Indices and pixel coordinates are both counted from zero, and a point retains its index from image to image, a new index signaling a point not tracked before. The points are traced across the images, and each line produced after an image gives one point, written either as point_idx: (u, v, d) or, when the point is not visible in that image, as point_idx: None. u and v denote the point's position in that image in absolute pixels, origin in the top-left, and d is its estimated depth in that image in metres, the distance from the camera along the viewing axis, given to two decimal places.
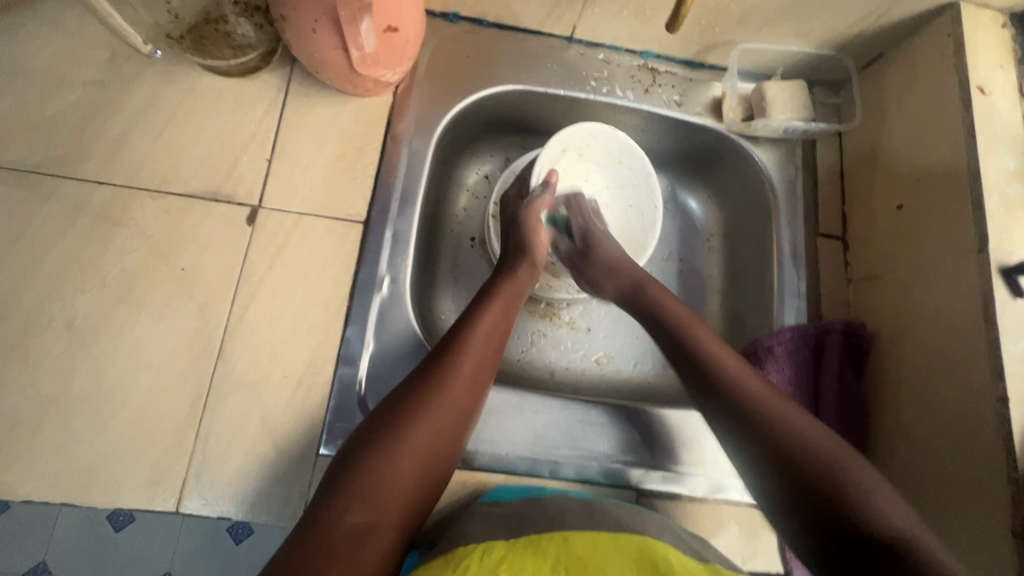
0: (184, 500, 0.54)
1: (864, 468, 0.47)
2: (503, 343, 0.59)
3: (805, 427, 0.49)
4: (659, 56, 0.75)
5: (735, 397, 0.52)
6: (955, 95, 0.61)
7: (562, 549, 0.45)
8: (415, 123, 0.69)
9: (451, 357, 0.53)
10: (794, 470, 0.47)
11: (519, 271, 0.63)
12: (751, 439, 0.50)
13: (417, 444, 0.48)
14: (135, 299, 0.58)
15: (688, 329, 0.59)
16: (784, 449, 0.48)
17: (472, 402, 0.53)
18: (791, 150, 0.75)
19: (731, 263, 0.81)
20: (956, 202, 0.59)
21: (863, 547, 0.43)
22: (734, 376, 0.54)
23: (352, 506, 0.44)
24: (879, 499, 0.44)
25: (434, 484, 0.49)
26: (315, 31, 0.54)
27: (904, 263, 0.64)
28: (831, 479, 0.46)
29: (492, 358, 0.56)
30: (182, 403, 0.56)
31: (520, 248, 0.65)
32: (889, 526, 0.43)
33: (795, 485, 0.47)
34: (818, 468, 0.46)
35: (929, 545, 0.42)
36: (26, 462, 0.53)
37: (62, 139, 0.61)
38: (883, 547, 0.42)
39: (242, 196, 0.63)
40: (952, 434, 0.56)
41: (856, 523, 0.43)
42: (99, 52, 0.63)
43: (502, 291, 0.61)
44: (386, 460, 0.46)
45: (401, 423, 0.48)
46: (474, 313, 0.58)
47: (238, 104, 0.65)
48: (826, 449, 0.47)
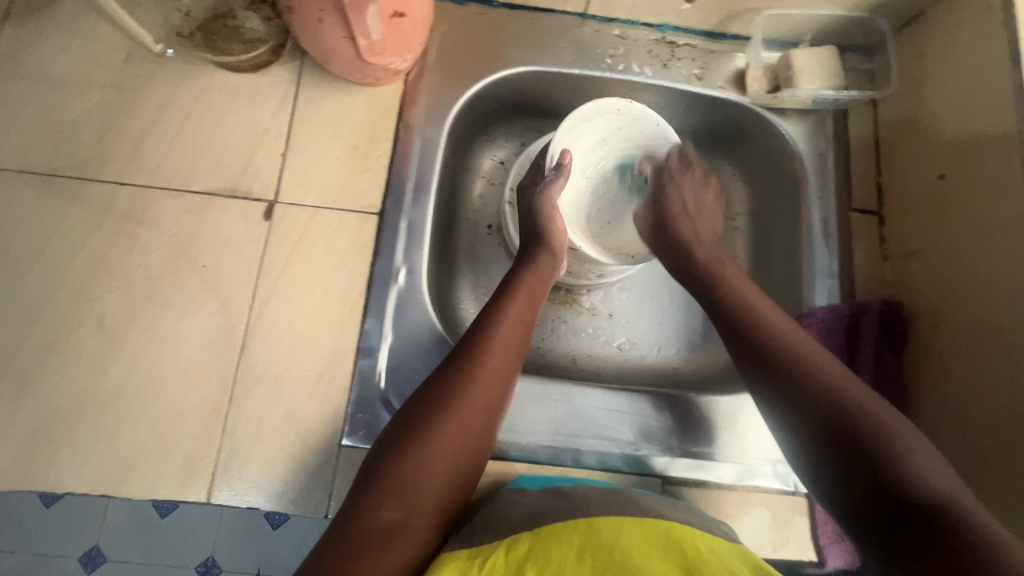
0: (214, 491, 0.56)
1: (909, 429, 0.46)
2: (528, 334, 0.57)
3: (847, 386, 0.49)
4: (678, 28, 0.72)
5: (784, 360, 0.51)
6: (1003, 53, 0.56)
7: (586, 539, 0.45)
8: (427, 110, 0.68)
9: (478, 350, 0.52)
10: (831, 429, 0.47)
11: (540, 260, 0.62)
12: (788, 398, 0.50)
13: (445, 438, 0.47)
14: (160, 296, 0.59)
15: (726, 289, 0.59)
16: (824, 408, 0.48)
17: (500, 393, 0.52)
18: (821, 121, 0.71)
19: (758, 243, 0.77)
20: (1006, 169, 0.54)
21: (895, 504, 0.43)
22: (783, 338, 0.53)
23: (384, 503, 0.44)
24: (921, 462, 0.44)
25: (468, 479, 0.49)
26: (321, 20, 0.53)
27: (947, 237, 0.60)
28: (868, 436, 0.45)
29: (518, 350, 0.55)
30: (209, 397, 0.58)
31: (540, 237, 0.63)
32: (929, 489, 0.42)
33: (832, 443, 0.47)
34: (848, 426, 0.46)
35: (976, 511, 0.41)
36: (67, 455, 0.55)
37: (85, 142, 0.62)
38: (916, 505, 0.42)
39: (258, 191, 0.63)
40: (1003, 415, 0.52)
41: (890, 482, 0.43)
42: (116, 53, 0.64)
43: (526, 282, 0.60)
44: (414, 456, 0.46)
45: (429, 417, 0.48)
46: (501, 304, 0.57)
47: (251, 99, 0.65)
48: (867, 409, 0.47)
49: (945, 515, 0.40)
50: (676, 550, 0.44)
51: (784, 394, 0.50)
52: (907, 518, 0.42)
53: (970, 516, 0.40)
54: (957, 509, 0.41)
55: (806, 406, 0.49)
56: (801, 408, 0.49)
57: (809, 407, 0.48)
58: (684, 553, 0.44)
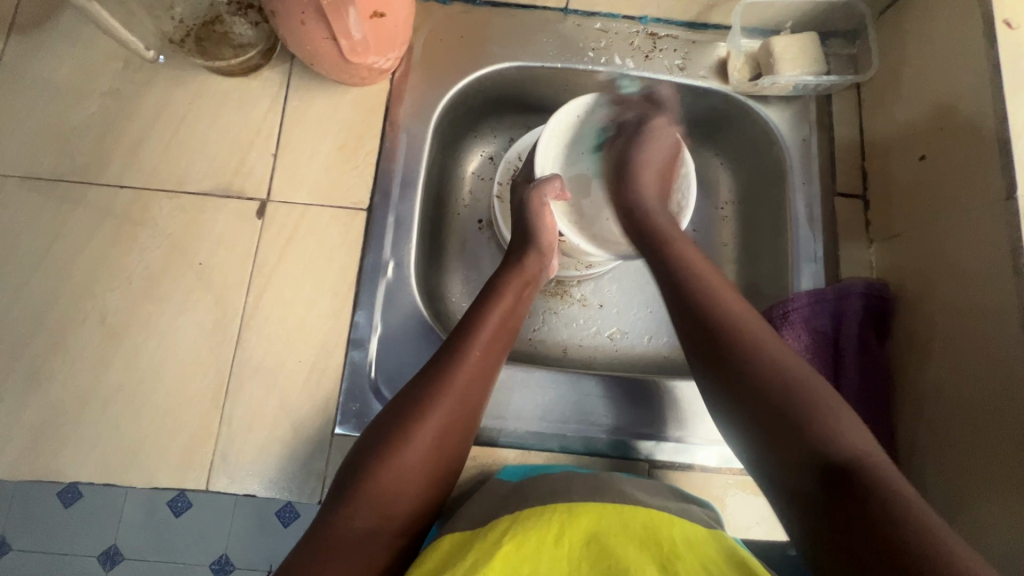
0: (212, 479, 0.58)
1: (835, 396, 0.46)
2: (510, 338, 0.58)
3: (780, 352, 0.49)
4: (659, 20, 0.73)
5: (719, 326, 0.51)
6: (978, 32, 0.56)
7: (564, 522, 0.46)
8: (412, 108, 0.69)
9: (457, 358, 0.52)
10: (762, 392, 0.47)
11: (526, 264, 0.62)
12: (723, 365, 0.49)
13: (419, 447, 0.48)
14: (159, 293, 0.62)
15: (672, 248, 0.58)
16: (762, 373, 0.47)
17: (477, 399, 0.52)
18: (804, 107, 0.72)
19: (746, 231, 0.78)
20: (983, 147, 0.54)
21: (815, 469, 0.43)
22: (724, 307, 0.52)
23: (358, 513, 0.45)
24: (845, 425, 0.44)
25: (442, 482, 0.50)
26: (303, 22, 0.55)
27: (928, 218, 0.61)
28: (798, 402, 0.45)
29: (497, 356, 0.55)
30: (207, 389, 0.60)
31: (524, 226, 0.64)
32: (849, 449, 0.43)
33: (761, 407, 0.46)
34: (780, 389, 0.46)
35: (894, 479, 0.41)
36: (73, 446, 0.58)
37: (86, 148, 0.65)
38: (836, 469, 0.42)
39: (251, 191, 0.65)
40: (982, 394, 0.52)
41: (813, 447, 0.43)
42: (114, 62, 0.67)
43: (511, 285, 0.60)
44: (387, 466, 0.47)
45: (403, 426, 0.48)
46: (481, 309, 0.57)
47: (244, 102, 0.67)
48: (795, 373, 0.47)
49: (863, 479, 0.40)
50: (653, 543, 0.45)
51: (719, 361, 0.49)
52: (823, 485, 0.42)
53: (882, 476, 0.41)
54: (873, 469, 0.41)
55: (745, 371, 0.48)
56: (737, 381, 0.48)
57: (744, 375, 0.48)
58: (661, 547, 0.44)
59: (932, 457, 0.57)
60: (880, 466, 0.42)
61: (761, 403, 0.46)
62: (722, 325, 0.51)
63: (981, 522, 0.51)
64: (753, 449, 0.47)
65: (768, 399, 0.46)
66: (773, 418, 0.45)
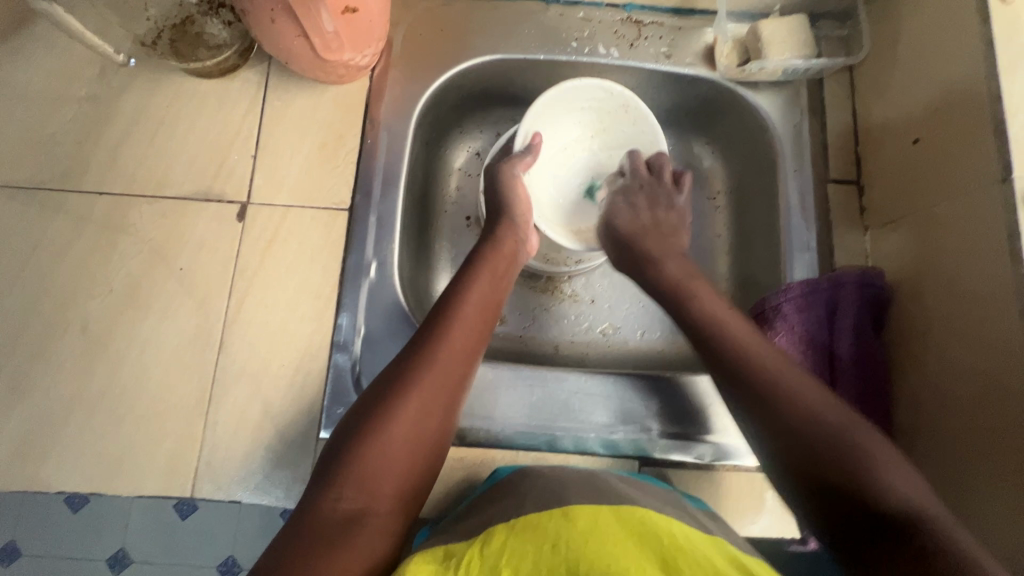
0: (198, 486, 0.57)
1: (878, 442, 0.45)
2: (493, 314, 0.57)
3: (812, 397, 0.48)
4: (644, 8, 0.71)
5: (755, 381, 0.49)
6: (971, 8, 0.54)
7: (560, 529, 0.43)
8: (393, 105, 0.68)
9: (438, 333, 0.52)
10: (807, 449, 0.46)
11: (503, 238, 0.61)
12: (760, 420, 0.48)
13: (404, 422, 0.47)
14: (140, 300, 0.61)
15: (693, 303, 0.57)
16: (801, 426, 0.46)
17: (462, 374, 0.51)
18: (795, 92, 0.70)
19: (739, 221, 0.76)
20: (978, 128, 0.52)
21: (868, 522, 0.41)
22: (761, 361, 0.50)
23: (344, 493, 0.44)
24: (891, 476, 0.43)
25: (431, 463, 0.49)
26: (273, 19, 0.54)
27: (923, 204, 0.59)
28: (845, 456, 0.44)
29: (481, 331, 0.54)
30: (191, 395, 0.59)
31: (503, 210, 0.63)
32: (902, 500, 0.41)
33: (803, 464, 0.46)
34: (817, 436, 0.45)
35: (950, 525, 0.39)
36: (58, 455, 0.58)
37: (64, 155, 0.64)
38: (892, 521, 0.40)
39: (231, 193, 0.64)
40: (980, 387, 0.50)
41: (868, 503, 0.42)
42: (90, 66, 0.66)
43: (488, 261, 0.59)
44: (371, 443, 0.46)
45: (388, 402, 0.48)
46: (462, 285, 0.56)
47: (222, 103, 0.66)
48: (839, 427, 0.46)
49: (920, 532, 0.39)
50: (652, 540, 0.41)
51: (758, 414, 0.48)
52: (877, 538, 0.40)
53: (941, 527, 0.39)
54: (933, 524, 0.39)
55: (784, 427, 0.47)
56: (772, 426, 0.48)
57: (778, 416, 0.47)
58: (661, 544, 0.41)
59: (928, 452, 0.55)
60: (940, 518, 0.40)
61: (801, 449, 0.46)
62: (749, 369, 0.50)
63: (977, 520, 0.50)
64: (804, 501, 0.46)
65: (806, 447, 0.46)
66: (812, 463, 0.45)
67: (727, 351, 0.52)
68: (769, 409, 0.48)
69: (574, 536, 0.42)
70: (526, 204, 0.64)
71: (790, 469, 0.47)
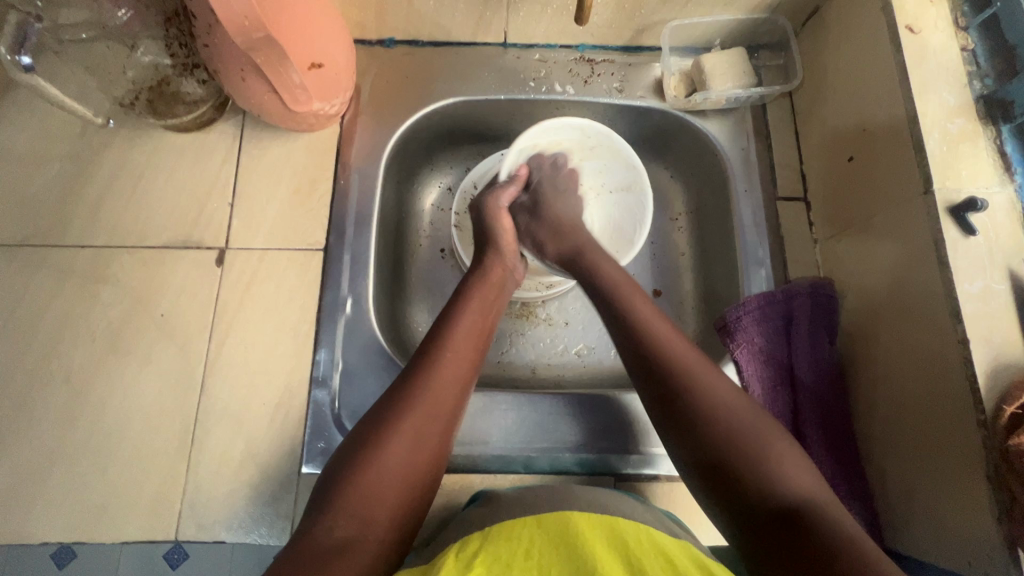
0: (182, 528, 0.58)
1: (779, 437, 0.48)
2: (485, 341, 0.59)
3: (725, 392, 0.50)
4: (595, 47, 0.76)
5: (669, 369, 0.51)
6: (884, 38, 0.59)
7: (535, 532, 0.44)
8: (363, 149, 0.72)
9: (430, 363, 0.54)
10: (705, 429, 0.48)
11: (489, 265, 0.64)
12: (667, 403, 0.50)
13: (398, 449, 0.48)
14: (122, 347, 0.63)
15: (614, 291, 0.58)
16: (708, 420, 0.48)
17: (456, 403, 0.53)
18: (741, 117, 0.75)
19: (699, 240, 0.80)
20: (901, 145, 0.56)
21: (762, 513, 0.45)
22: (672, 353, 0.52)
23: (338, 521, 0.45)
24: (789, 468, 0.46)
25: (425, 493, 0.50)
26: (244, 78, 0.58)
27: (861, 217, 0.63)
28: (733, 448, 0.47)
29: (473, 358, 0.56)
30: (173, 438, 0.61)
31: (490, 240, 0.66)
32: (795, 490, 0.45)
33: (701, 458, 0.48)
34: (721, 430, 0.48)
35: (833, 512, 0.44)
36: (41, 506, 0.58)
37: (47, 212, 0.67)
38: (779, 513, 0.44)
39: (209, 239, 0.67)
40: (924, 386, 0.53)
41: (756, 496, 0.45)
42: (72, 126, 0.69)
43: (478, 289, 0.61)
44: (368, 469, 0.47)
45: (383, 429, 0.49)
46: (454, 313, 0.59)
47: (199, 155, 0.70)
48: (742, 418, 0.48)
49: (807, 523, 0.43)
50: (618, 543, 0.43)
51: (666, 408, 0.50)
52: (768, 526, 0.44)
53: (827, 519, 0.43)
54: (820, 514, 0.43)
55: (689, 420, 0.49)
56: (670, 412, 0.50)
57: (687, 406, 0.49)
58: (627, 546, 0.43)
59: (885, 452, 0.58)
60: (833, 517, 0.43)
61: (699, 437, 0.48)
62: (665, 360, 0.51)
63: (935, 517, 0.52)
64: (702, 488, 0.49)
65: (707, 435, 0.48)
66: (708, 450, 0.47)
67: (634, 341, 0.54)
68: (679, 400, 0.49)
69: (545, 540, 0.43)
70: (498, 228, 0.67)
71: (687, 450, 0.49)
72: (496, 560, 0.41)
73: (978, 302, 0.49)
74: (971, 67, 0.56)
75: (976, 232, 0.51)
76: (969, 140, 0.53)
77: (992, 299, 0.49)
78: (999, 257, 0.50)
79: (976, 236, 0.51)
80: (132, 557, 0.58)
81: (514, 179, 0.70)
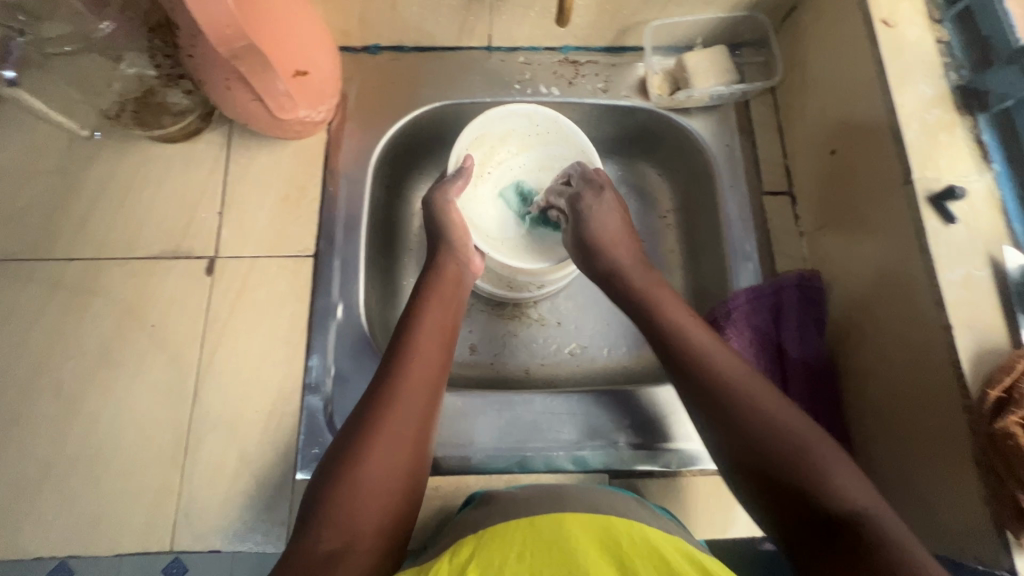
0: (177, 539, 0.58)
1: (829, 447, 0.47)
2: (450, 339, 0.59)
3: (772, 406, 0.49)
4: (579, 49, 0.77)
5: (712, 380, 0.52)
6: (861, 33, 0.60)
7: (529, 534, 0.44)
8: (351, 155, 0.72)
9: (399, 364, 0.54)
10: (754, 442, 0.48)
11: (445, 264, 0.65)
12: (717, 415, 0.50)
13: (379, 455, 0.48)
14: (113, 359, 0.63)
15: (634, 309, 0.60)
16: (763, 434, 0.48)
17: (429, 403, 0.53)
18: (724, 114, 0.75)
19: (688, 237, 0.80)
20: (880, 137, 0.57)
21: (818, 526, 0.44)
22: (713, 360, 0.53)
23: (323, 533, 0.45)
24: (840, 479, 0.45)
25: (410, 493, 0.50)
26: (229, 87, 0.58)
27: (845, 209, 0.64)
28: (796, 463, 0.46)
29: (442, 357, 0.57)
30: (167, 448, 0.60)
31: (441, 239, 0.67)
32: (847, 502, 0.44)
33: (756, 472, 0.48)
34: (780, 443, 0.47)
35: (892, 525, 0.42)
36: (35, 520, 0.58)
37: (35, 226, 0.67)
38: (835, 523, 0.43)
39: (199, 249, 0.67)
40: (911, 374, 0.53)
41: (814, 505, 0.44)
42: (58, 140, 0.69)
43: (436, 288, 0.62)
44: (348, 480, 0.47)
45: (359, 438, 0.49)
46: (417, 313, 0.59)
47: (187, 165, 0.70)
48: (793, 429, 0.48)
49: (860, 532, 0.42)
50: (609, 542, 0.43)
51: (717, 417, 0.50)
52: (820, 538, 0.43)
53: (881, 532, 0.42)
54: (872, 524, 0.42)
55: (743, 435, 0.48)
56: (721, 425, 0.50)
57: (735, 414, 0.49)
58: (617, 546, 0.43)
59: (875, 441, 0.58)
60: (891, 530, 0.42)
61: (753, 453, 0.48)
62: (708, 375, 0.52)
63: (925, 502, 0.52)
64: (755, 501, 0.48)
65: (760, 445, 0.47)
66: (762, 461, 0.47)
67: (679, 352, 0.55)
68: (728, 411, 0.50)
69: (538, 543, 0.43)
70: (462, 229, 0.67)
71: (738, 463, 0.49)
72: (489, 563, 0.42)
73: (961, 288, 0.50)
74: (947, 58, 0.57)
75: (955, 220, 0.52)
76: (946, 129, 0.54)
77: (973, 286, 0.50)
78: (980, 244, 0.51)
79: (956, 224, 0.52)
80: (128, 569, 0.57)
81: (462, 169, 0.70)
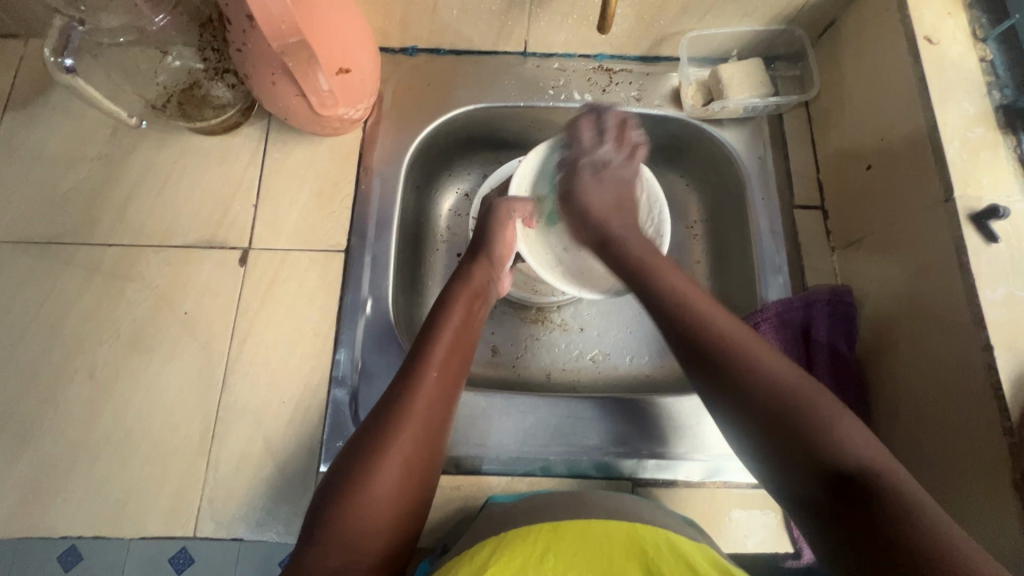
0: (200, 525, 0.58)
1: (830, 403, 0.47)
2: (466, 354, 0.58)
3: (773, 365, 0.49)
4: (614, 57, 0.78)
5: (722, 361, 0.50)
6: (903, 48, 0.60)
7: (552, 538, 0.44)
8: (384, 153, 0.73)
9: (411, 383, 0.53)
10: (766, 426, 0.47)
11: (471, 278, 0.64)
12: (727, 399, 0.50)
13: (388, 474, 0.48)
14: (146, 345, 0.64)
15: (658, 277, 0.58)
16: (770, 399, 0.47)
17: (440, 419, 0.53)
18: (758, 126, 0.75)
19: (716, 247, 0.80)
20: (920, 153, 0.57)
21: (835, 491, 0.43)
22: (711, 324, 0.53)
23: (328, 549, 0.45)
24: (850, 439, 0.44)
25: (415, 508, 0.50)
26: (274, 82, 0.59)
27: (879, 225, 0.63)
28: (802, 426, 0.46)
29: (456, 373, 0.56)
30: (194, 434, 0.61)
31: (479, 252, 0.66)
32: (860, 460, 0.43)
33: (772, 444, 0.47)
34: (793, 413, 0.46)
35: (895, 470, 0.43)
36: (64, 499, 0.59)
37: (78, 210, 0.68)
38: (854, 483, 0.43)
39: (233, 240, 0.68)
40: (949, 396, 0.53)
41: (830, 467, 0.44)
42: (103, 128, 0.71)
43: (458, 303, 0.61)
44: (355, 498, 0.47)
45: (370, 455, 0.48)
46: (432, 328, 0.58)
47: (224, 158, 0.71)
48: (790, 386, 0.48)
49: (879, 488, 0.42)
50: (636, 549, 0.43)
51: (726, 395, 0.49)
52: (843, 505, 0.42)
53: (898, 486, 0.42)
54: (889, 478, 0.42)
55: (744, 402, 0.48)
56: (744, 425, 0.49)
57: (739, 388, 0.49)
58: (645, 554, 0.43)
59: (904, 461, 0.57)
60: (907, 486, 0.42)
61: (772, 443, 0.47)
62: (715, 346, 0.51)
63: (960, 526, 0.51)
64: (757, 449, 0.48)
65: (770, 411, 0.47)
66: (783, 454, 0.46)
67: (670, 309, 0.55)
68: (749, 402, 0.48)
69: (563, 548, 0.43)
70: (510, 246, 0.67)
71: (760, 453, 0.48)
72: (513, 561, 0.42)
73: (1002, 309, 0.49)
74: (989, 77, 0.57)
75: (998, 239, 0.51)
76: (989, 148, 0.54)
77: (1015, 306, 0.49)
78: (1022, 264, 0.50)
79: (998, 243, 0.51)
80: (151, 553, 0.58)
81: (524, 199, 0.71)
